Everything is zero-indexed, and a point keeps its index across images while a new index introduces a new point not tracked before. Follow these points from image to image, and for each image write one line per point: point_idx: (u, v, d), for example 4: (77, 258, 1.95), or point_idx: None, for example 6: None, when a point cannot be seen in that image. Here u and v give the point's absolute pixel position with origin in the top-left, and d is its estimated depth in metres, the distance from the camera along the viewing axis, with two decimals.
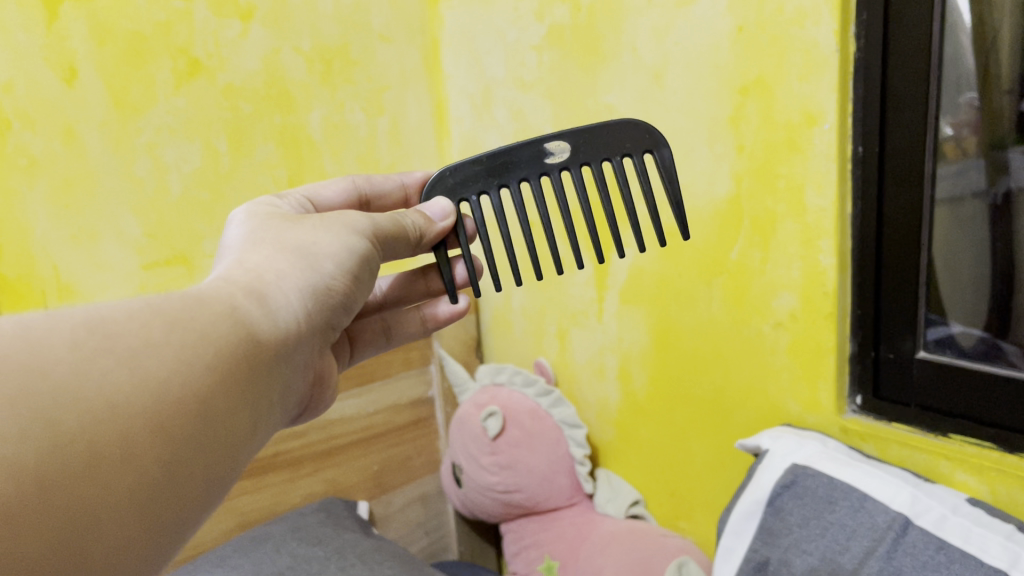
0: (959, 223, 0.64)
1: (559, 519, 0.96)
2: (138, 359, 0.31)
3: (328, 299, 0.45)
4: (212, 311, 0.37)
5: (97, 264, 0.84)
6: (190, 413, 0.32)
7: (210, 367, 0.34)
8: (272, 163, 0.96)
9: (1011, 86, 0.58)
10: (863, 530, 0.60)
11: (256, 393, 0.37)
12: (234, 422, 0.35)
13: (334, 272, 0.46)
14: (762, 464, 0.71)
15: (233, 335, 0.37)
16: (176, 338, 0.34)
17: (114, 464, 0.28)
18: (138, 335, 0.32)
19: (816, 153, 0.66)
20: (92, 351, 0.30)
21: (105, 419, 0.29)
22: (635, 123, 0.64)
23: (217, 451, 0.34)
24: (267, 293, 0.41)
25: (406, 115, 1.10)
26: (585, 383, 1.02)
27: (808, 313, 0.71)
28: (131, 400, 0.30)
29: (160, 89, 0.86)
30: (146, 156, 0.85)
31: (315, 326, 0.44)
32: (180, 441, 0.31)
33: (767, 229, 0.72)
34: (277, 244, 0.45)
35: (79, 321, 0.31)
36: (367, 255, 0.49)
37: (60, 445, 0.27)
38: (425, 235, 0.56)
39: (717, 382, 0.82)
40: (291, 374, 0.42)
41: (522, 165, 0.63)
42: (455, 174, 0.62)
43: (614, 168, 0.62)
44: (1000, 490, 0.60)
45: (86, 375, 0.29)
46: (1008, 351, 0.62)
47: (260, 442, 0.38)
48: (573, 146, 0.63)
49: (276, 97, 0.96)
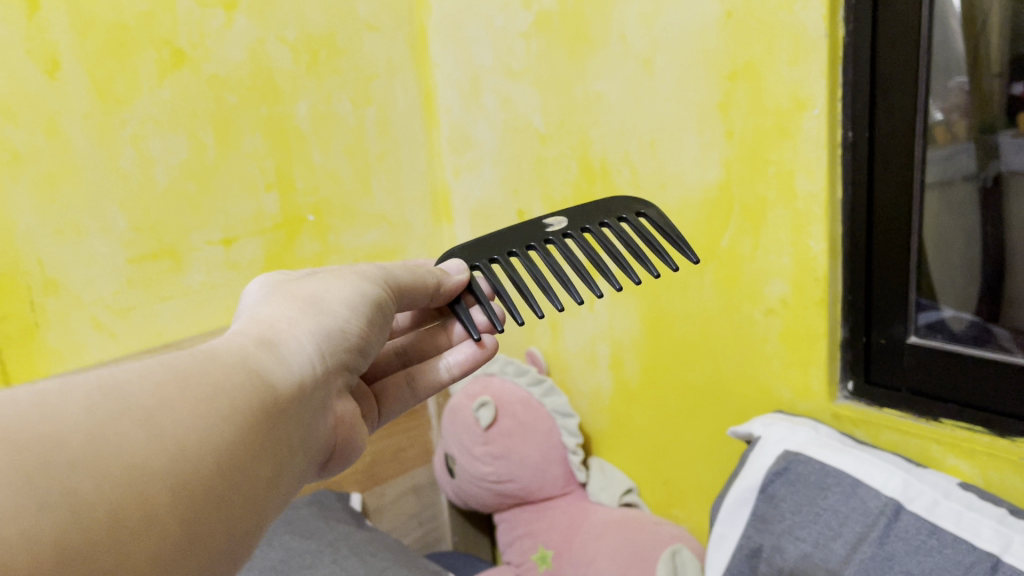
0: (949, 208, 0.64)
1: (552, 508, 0.96)
2: (155, 418, 0.31)
3: (345, 342, 0.45)
4: (223, 364, 0.36)
5: (83, 257, 0.83)
6: (208, 469, 0.32)
7: (227, 421, 0.34)
8: (259, 154, 0.95)
9: (1001, 69, 0.58)
10: (855, 515, 0.60)
11: (277, 442, 0.37)
12: (254, 473, 0.35)
13: (346, 317, 0.45)
14: (754, 451, 0.71)
15: (249, 384, 0.36)
16: (192, 393, 0.33)
17: (132, 529, 0.28)
18: (153, 394, 0.32)
19: (806, 138, 0.66)
20: (109, 413, 0.30)
21: (122, 482, 0.28)
22: (619, 199, 0.70)
23: (237, 505, 0.33)
24: (280, 341, 0.41)
25: (394, 104, 1.08)
26: (578, 372, 1.01)
27: (798, 299, 0.71)
28: (148, 461, 0.30)
29: (144, 80, 0.85)
30: (132, 149, 0.85)
31: (332, 370, 0.44)
32: (199, 497, 0.31)
33: (758, 216, 0.72)
34: (288, 295, 0.45)
35: (94, 385, 0.31)
36: (381, 301, 0.48)
37: (76, 515, 0.27)
38: (442, 284, 0.56)
39: (708, 369, 0.82)
40: (314, 420, 0.41)
41: (525, 235, 0.65)
42: (465, 250, 0.64)
43: (613, 223, 0.66)
44: (991, 473, 0.61)
45: (102, 439, 0.29)
46: (999, 335, 0.63)
47: (286, 494, 0.38)
48: (570, 219, 0.67)
49: (261, 87, 0.94)
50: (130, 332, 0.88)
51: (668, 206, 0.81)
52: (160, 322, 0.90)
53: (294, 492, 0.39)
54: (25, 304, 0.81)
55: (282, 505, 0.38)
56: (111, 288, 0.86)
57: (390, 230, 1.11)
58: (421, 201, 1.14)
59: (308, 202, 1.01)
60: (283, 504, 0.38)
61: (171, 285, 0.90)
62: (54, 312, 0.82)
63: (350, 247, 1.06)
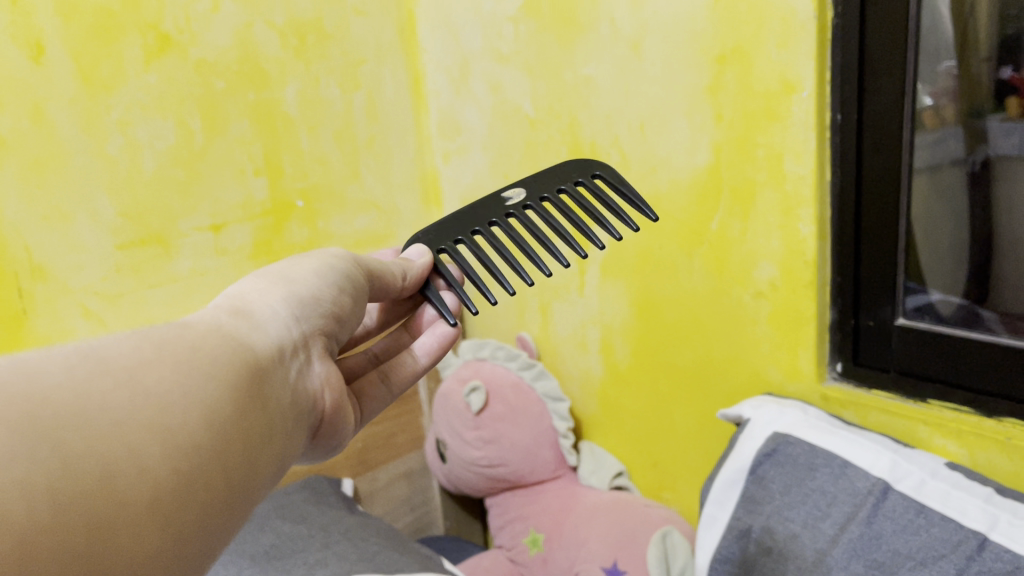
0: (938, 191, 0.64)
1: (543, 492, 0.96)
2: (138, 379, 0.33)
3: (320, 309, 0.46)
4: (198, 331, 0.38)
5: (70, 244, 0.83)
6: (198, 422, 0.33)
7: (209, 378, 0.36)
8: (248, 140, 0.95)
9: (989, 54, 0.58)
10: (843, 495, 0.60)
11: (263, 402, 0.38)
12: (244, 428, 0.36)
13: (318, 286, 0.46)
14: (743, 433, 0.71)
15: (227, 348, 0.38)
16: (169, 354, 0.35)
17: (126, 481, 0.29)
18: (131, 356, 0.34)
19: (795, 121, 0.66)
20: (90, 372, 0.31)
21: (113, 439, 0.30)
22: (576, 162, 0.70)
23: (231, 458, 0.35)
24: (251, 310, 0.42)
25: (382, 89, 1.07)
26: (568, 356, 1.01)
27: (787, 282, 0.71)
28: (136, 416, 0.31)
29: (130, 65, 0.84)
30: (119, 135, 0.84)
31: (311, 336, 0.45)
32: (193, 451, 0.33)
33: (747, 199, 0.72)
34: (258, 272, 0.46)
35: (72, 351, 0.32)
36: (352, 274, 0.50)
37: (69, 465, 0.28)
38: (407, 275, 0.56)
39: (698, 352, 0.82)
40: (297, 383, 0.43)
41: (486, 212, 0.65)
42: (428, 234, 0.63)
43: (570, 188, 0.67)
44: (978, 453, 0.62)
45: (87, 398, 0.30)
46: (987, 318, 0.63)
47: (279, 453, 0.39)
48: (528, 189, 0.68)
49: (249, 72, 0.94)
50: (119, 319, 0.88)
51: (657, 189, 0.81)
52: (149, 309, 0.90)
53: (288, 455, 0.41)
54: (12, 291, 0.80)
55: (276, 465, 0.39)
56: (99, 275, 0.85)
57: (379, 216, 1.10)
58: (410, 186, 1.13)
59: (297, 187, 1.01)
60: (277, 465, 0.39)
61: (160, 271, 0.90)
62: (42, 300, 0.82)
63: (339, 232, 1.06)
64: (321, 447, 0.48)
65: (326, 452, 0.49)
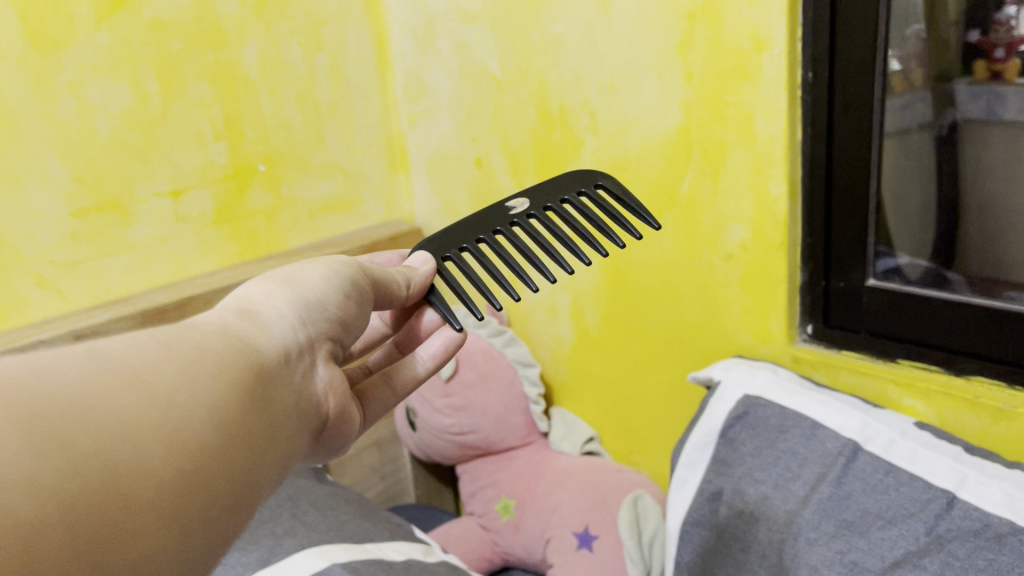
0: (906, 155, 0.64)
1: (514, 458, 0.95)
2: (143, 378, 0.32)
3: (326, 314, 0.44)
4: (205, 332, 0.37)
5: (23, 211, 0.80)
6: (203, 424, 0.33)
7: (213, 380, 0.35)
8: (207, 102, 0.92)
9: (958, 18, 0.57)
10: (813, 456, 0.60)
11: (267, 404, 0.37)
12: (247, 429, 0.35)
13: (326, 290, 0.44)
14: (713, 396, 0.71)
15: (230, 349, 0.37)
16: (174, 356, 0.34)
17: (130, 478, 0.29)
18: (138, 357, 0.33)
19: (766, 79, 0.65)
20: (95, 372, 0.31)
21: (118, 437, 0.29)
22: (580, 172, 0.69)
23: (235, 459, 0.34)
24: (258, 313, 0.41)
25: (346, 50, 1.04)
26: (539, 322, 1.00)
27: (758, 244, 0.70)
28: (141, 416, 0.30)
29: (81, 24, 0.81)
30: (70, 97, 0.81)
31: (318, 340, 0.43)
32: (197, 451, 0.32)
33: (718, 160, 0.71)
34: (264, 275, 0.45)
35: (80, 353, 0.32)
36: (359, 281, 0.47)
37: (75, 463, 0.27)
38: (411, 283, 0.54)
39: (668, 315, 0.81)
40: (303, 386, 0.41)
41: (490, 221, 0.64)
42: (434, 241, 0.61)
43: (575, 199, 0.66)
44: (947, 412, 0.62)
45: (93, 398, 0.30)
46: (954, 280, 0.63)
47: (282, 457, 0.38)
48: (531, 199, 0.66)
49: (207, 33, 0.90)
50: (76, 288, 0.85)
51: (627, 150, 0.80)
52: (107, 278, 0.87)
53: (292, 458, 0.39)
54: None
55: (280, 468, 0.38)
56: (54, 243, 0.83)
57: (344, 181, 1.08)
58: (377, 150, 1.10)
59: (259, 151, 0.98)
60: (282, 468, 0.38)
61: (117, 239, 0.87)
62: None
63: (303, 198, 1.04)
64: (325, 449, 0.46)
65: (333, 456, 0.47)
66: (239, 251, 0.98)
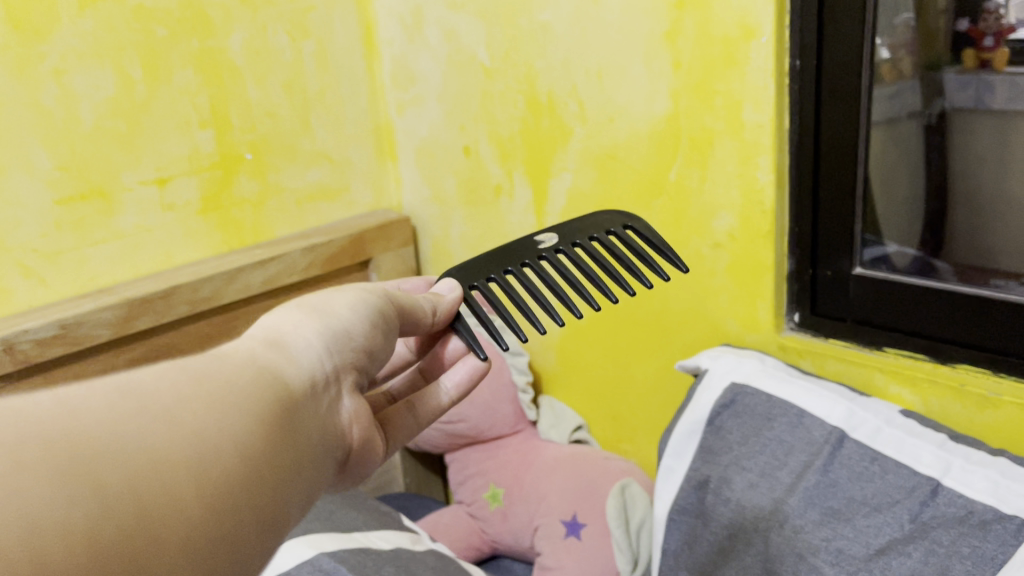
0: (894, 144, 0.64)
1: (501, 446, 0.95)
2: (175, 415, 0.31)
3: (353, 344, 0.43)
4: (232, 364, 0.36)
5: (6, 199, 0.80)
6: (234, 461, 0.32)
7: (241, 412, 0.33)
8: (193, 90, 0.91)
9: (947, 6, 0.57)
10: (800, 445, 0.60)
11: (294, 434, 0.36)
12: (274, 461, 0.34)
13: (353, 321, 0.44)
14: (700, 384, 0.70)
15: (260, 380, 0.36)
16: (204, 390, 0.33)
17: (161, 517, 0.28)
18: (169, 392, 0.32)
19: (754, 67, 0.64)
20: (129, 409, 0.30)
21: (150, 475, 0.28)
22: (611, 215, 0.69)
23: (263, 493, 0.33)
24: (286, 343, 0.40)
25: (333, 37, 1.03)
26: None
27: (745, 232, 0.70)
28: (173, 453, 0.29)
29: (64, 10, 0.80)
30: (54, 84, 0.81)
31: (343, 368, 0.42)
32: (228, 490, 0.31)
33: (706, 148, 0.71)
34: (294, 302, 0.44)
35: (110, 386, 0.31)
36: (385, 309, 0.46)
37: (107, 508, 0.26)
38: (438, 309, 0.53)
39: (656, 304, 0.81)
40: (327, 414, 0.40)
41: (519, 253, 0.62)
42: (462, 269, 0.60)
43: (604, 240, 0.65)
44: (932, 400, 0.62)
45: (123, 433, 0.29)
46: (941, 269, 0.64)
47: (308, 486, 0.37)
48: (560, 234, 0.65)
49: (192, 19, 0.90)
50: (61, 277, 0.85)
51: (615, 138, 0.79)
52: (93, 267, 0.87)
53: (317, 486, 0.38)
54: None
55: (306, 496, 0.37)
56: (39, 231, 0.82)
57: (332, 169, 1.07)
58: (365, 138, 1.10)
59: (246, 139, 0.97)
60: (307, 497, 0.37)
61: (103, 227, 0.87)
62: None
63: (290, 186, 1.03)
64: (349, 477, 0.45)
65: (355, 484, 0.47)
66: (226, 240, 0.98)
